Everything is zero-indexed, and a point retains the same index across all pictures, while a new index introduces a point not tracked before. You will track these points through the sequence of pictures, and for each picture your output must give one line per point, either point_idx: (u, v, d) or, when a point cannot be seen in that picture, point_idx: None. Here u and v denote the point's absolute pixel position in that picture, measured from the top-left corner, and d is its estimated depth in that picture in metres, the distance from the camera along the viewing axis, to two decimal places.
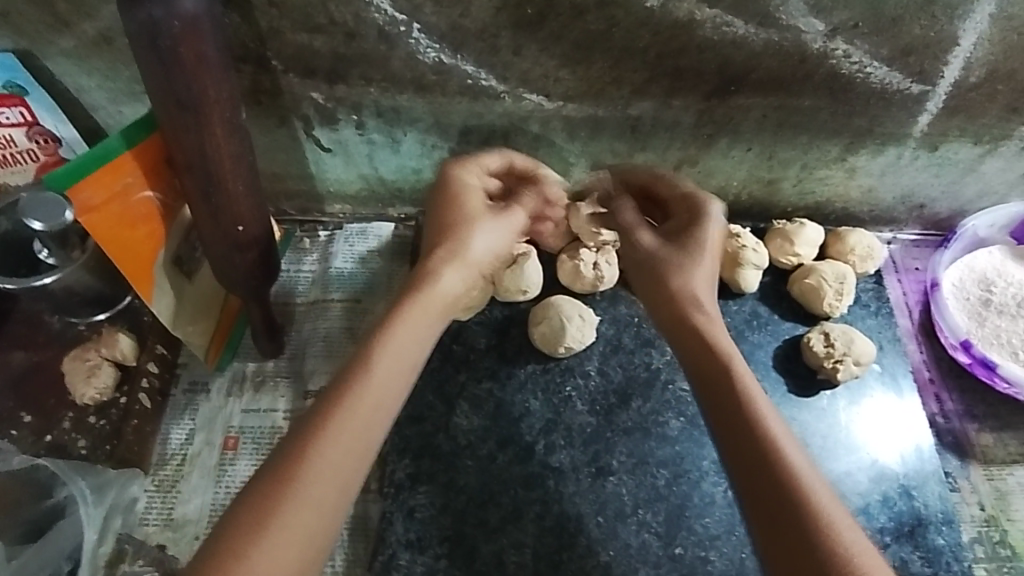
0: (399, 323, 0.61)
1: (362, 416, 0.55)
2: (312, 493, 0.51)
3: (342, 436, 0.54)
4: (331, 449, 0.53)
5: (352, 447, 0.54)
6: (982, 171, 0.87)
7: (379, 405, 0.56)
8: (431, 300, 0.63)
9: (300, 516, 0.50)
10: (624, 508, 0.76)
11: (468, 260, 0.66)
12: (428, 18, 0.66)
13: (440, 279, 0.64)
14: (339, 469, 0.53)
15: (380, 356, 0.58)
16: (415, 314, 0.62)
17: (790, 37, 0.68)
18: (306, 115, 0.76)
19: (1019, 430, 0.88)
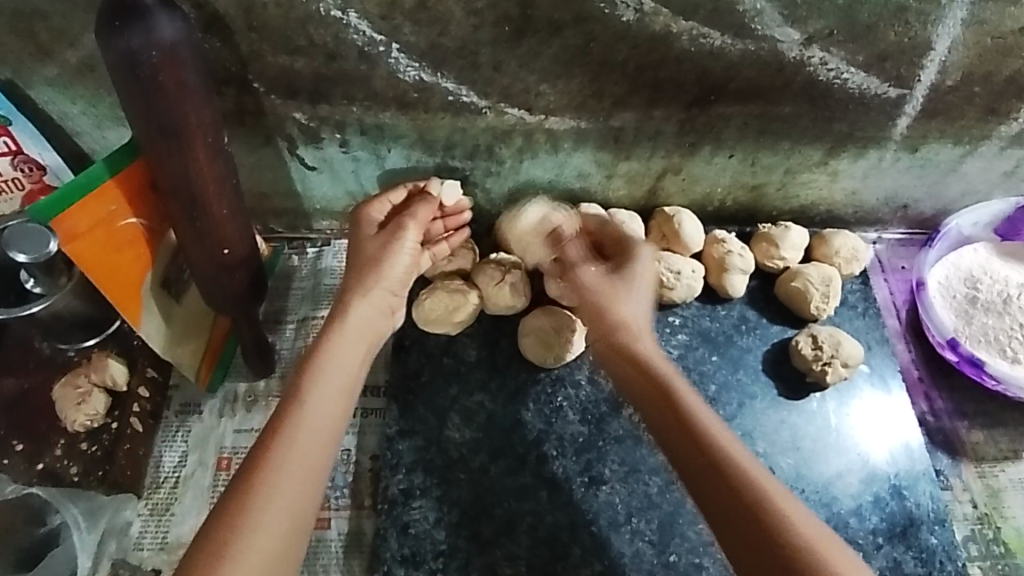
0: (338, 347, 0.67)
1: (311, 433, 0.61)
2: (275, 506, 0.56)
3: (298, 450, 0.60)
4: (289, 462, 0.59)
5: (307, 461, 0.59)
6: (964, 171, 0.87)
7: (320, 416, 0.62)
8: (350, 330, 0.68)
9: (267, 529, 0.55)
10: (617, 517, 0.76)
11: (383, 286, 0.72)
12: (407, 37, 0.66)
13: (352, 310, 0.70)
14: (297, 479, 0.58)
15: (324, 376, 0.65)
16: (348, 340, 0.68)
17: (766, 46, 0.69)
18: (290, 134, 0.77)
19: (1009, 426, 0.89)
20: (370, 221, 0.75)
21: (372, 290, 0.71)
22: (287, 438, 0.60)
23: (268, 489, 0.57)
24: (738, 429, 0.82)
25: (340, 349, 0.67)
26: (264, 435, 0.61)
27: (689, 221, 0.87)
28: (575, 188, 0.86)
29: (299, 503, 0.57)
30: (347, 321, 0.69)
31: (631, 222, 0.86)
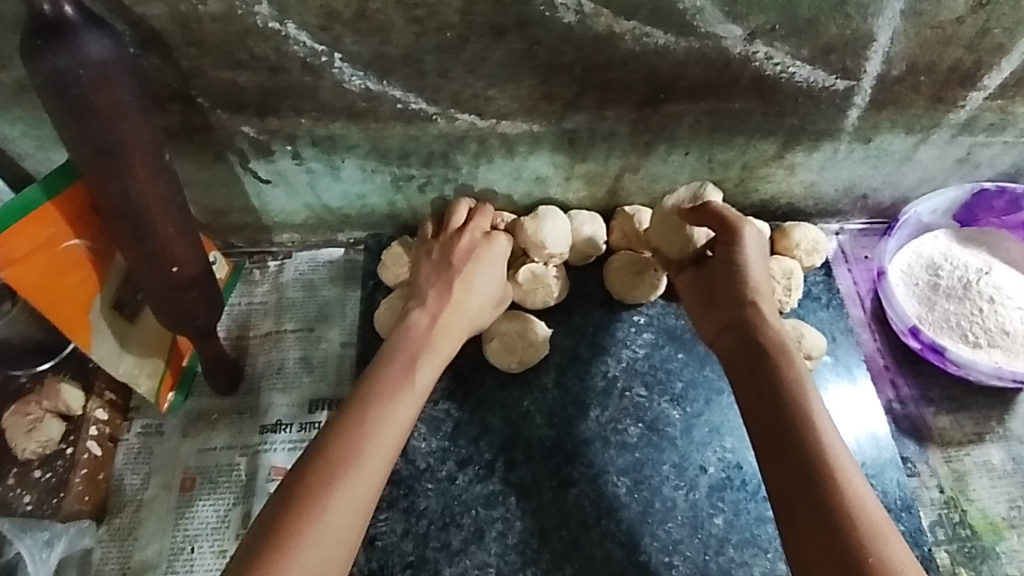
0: (423, 362, 0.70)
1: (391, 438, 0.64)
2: (336, 506, 0.58)
3: (377, 454, 0.62)
4: (366, 463, 0.61)
5: (381, 464, 0.62)
6: (918, 159, 0.88)
7: (404, 426, 0.65)
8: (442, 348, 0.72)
9: (333, 529, 0.57)
10: (586, 519, 0.76)
11: (475, 319, 0.77)
12: (350, 47, 0.66)
13: (447, 329, 0.74)
14: (372, 483, 0.61)
15: (410, 388, 0.68)
16: (439, 356, 0.72)
17: (710, 44, 0.69)
18: (241, 149, 0.76)
19: (973, 410, 0.90)
20: (500, 242, 0.80)
21: (468, 311, 0.76)
22: (364, 439, 0.62)
23: (345, 486, 0.59)
24: (706, 425, 0.82)
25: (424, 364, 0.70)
26: (333, 430, 0.63)
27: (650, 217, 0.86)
28: (535, 191, 0.86)
29: (368, 505, 0.60)
30: (441, 335, 0.73)
31: (591, 223, 0.86)
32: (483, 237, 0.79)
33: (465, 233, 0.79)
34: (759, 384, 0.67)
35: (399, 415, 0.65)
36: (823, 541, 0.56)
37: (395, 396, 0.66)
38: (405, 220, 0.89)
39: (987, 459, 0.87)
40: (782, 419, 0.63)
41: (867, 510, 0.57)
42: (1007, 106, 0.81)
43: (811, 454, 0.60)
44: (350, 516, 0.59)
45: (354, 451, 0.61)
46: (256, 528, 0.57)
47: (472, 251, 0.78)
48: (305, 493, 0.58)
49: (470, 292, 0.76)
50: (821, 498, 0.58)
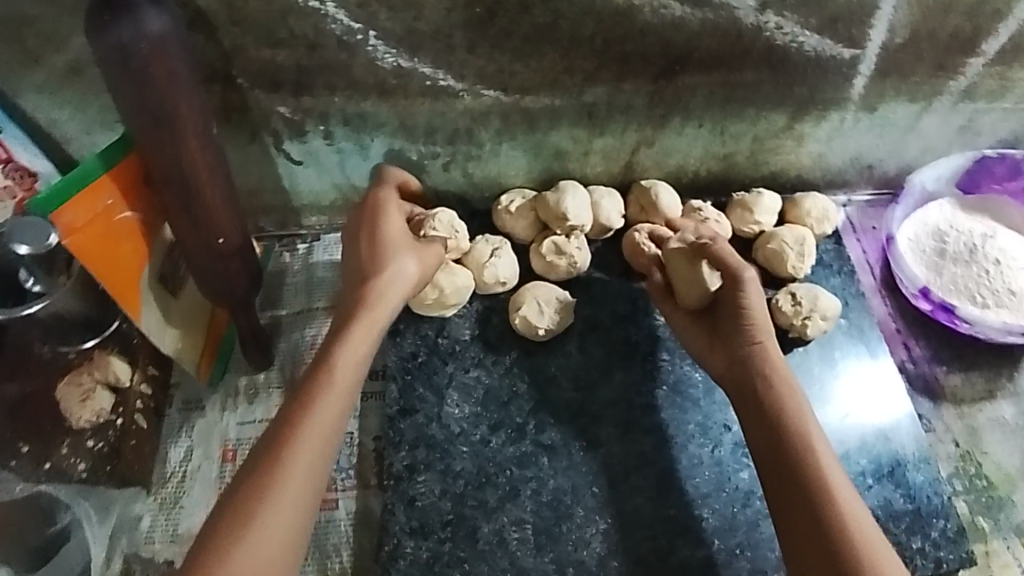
0: (348, 346, 0.70)
1: (323, 426, 0.66)
2: (289, 499, 0.62)
3: (305, 444, 0.64)
4: (300, 458, 0.64)
5: (314, 454, 0.64)
6: (922, 127, 0.92)
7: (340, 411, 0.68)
8: (367, 326, 0.72)
9: (287, 519, 0.62)
10: (616, 476, 0.79)
11: (388, 284, 0.74)
12: (384, 24, 0.69)
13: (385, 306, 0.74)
14: (306, 481, 0.63)
15: (338, 380, 0.68)
16: (359, 336, 0.71)
17: (724, 14, 0.72)
18: (275, 129, 0.80)
19: (984, 368, 0.93)
20: (391, 208, 0.78)
21: (381, 285, 0.74)
22: (298, 432, 0.65)
23: (279, 481, 0.62)
24: None
25: (349, 345, 0.70)
26: (278, 429, 0.65)
27: (665, 189, 0.90)
28: (554, 166, 0.90)
29: (306, 492, 0.63)
30: (360, 313, 0.72)
31: (609, 197, 0.90)
32: (368, 207, 0.78)
33: (359, 208, 0.79)
34: (756, 402, 0.73)
35: (333, 402, 0.67)
36: (814, 536, 0.64)
37: (324, 393, 0.67)
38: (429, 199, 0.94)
39: (999, 414, 0.90)
40: (777, 434, 0.70)
41: (856, 515, 0.65)
42: (1005, 73, 0.84)
43: (803, 465, 0.68)
44: (304, 503, 0.63)
45: (288, 446, 0.64)
46: (213, 516, 0.62)
47: (370, 221, 0.77)
48: (256, 488, 0.62)
49: (377, 260, 0.75)
50: (809, 498, 0.66)
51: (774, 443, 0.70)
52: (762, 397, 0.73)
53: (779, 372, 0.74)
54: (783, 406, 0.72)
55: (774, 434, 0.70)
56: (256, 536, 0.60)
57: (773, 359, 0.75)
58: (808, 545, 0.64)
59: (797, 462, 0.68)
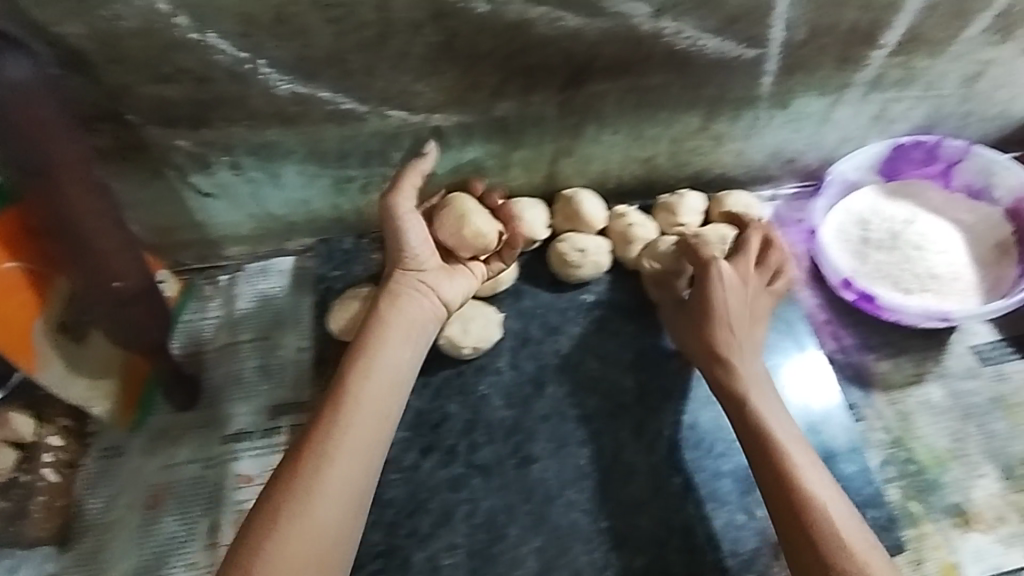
0: (380, 358, 0.72)
1: (362, 436, 0.67)
2: (332, 496, 0.63)
3: (347, 452, 0.66)
4: (345, 457, 0.65)
5: (359, 457, 0.66)
6: (836, 120, 0.93)
7: (372, 412, 0.69)
8: (400, 324, 0.75)
9: (324, 518, 0.62)
10: (551, 491, 0.78)
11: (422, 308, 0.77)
12: (273, 52, 0.66)
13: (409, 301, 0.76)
14: (352, 477, 0.65)
15: (366, 382, 0.70)
16: (387, 352, 0.73)
17: (621, 22, 0.71)
18: (178, 164, 0.77)
19: (913, 352, 0.95)
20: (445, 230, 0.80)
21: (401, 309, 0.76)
22: (341, 440, 0.66)
23: (322, 485, 0.63)
24: (660, 390, 0.85)
25: (380, 360, 0.72)
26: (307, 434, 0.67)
27: (589, 198, 0.90)
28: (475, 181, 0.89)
29: (352, 499, 0.64)
30: (384, 330, 0.74)
31: (533, 208, 0.89)
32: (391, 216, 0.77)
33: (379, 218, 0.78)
34: (729, 403, 0.75)
35: (370, 404, 0.69)
36: (797, 530, 0.65)
37: (356, 395, 0.69)
38: (351, 221, 0.93)
39: (928, 397, 0.92)
40: (749, 431, 0.72)
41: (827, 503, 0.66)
42: (908, 62, 0.86)
43: (775, 459, 0.69)
44: (353, 497, 0.65)
45: (330, 452, 0.65)
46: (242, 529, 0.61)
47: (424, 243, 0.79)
48: (286, 496, 0.62)
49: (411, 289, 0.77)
50: (783, 490, 0.67)
51: (749, 445, 0.72)
52: (731, 397, 0.75)
53: (750, 372, 0.76)
54: (754, 408, 0.74)
55: (747, 430, 0.72)
56: (291, 538, 0.60)
57: (749, 359, 0.77)
58: (792, 536, 0.66)
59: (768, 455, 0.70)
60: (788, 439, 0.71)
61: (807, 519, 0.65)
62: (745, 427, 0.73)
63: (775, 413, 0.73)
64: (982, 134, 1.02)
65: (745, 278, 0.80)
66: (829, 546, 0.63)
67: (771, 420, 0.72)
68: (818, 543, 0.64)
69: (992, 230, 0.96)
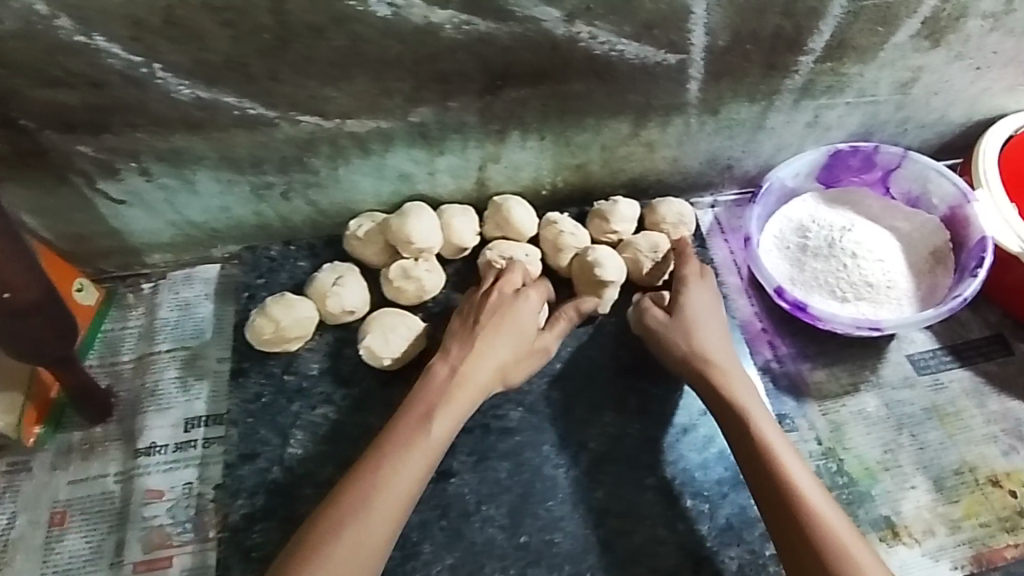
0: (443, 418, 0.70)
1: (406, 491, 0.66)
2: (363, 543, 0.62)
3: (388, 503, 0.65)
4: (381, 503, 0.65)
5: (398, 505, 0.65)
6: (770, 127, 0.91)
7: (423, 466, 0.68)
8: (468, 388, 0.73)
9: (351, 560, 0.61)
10: (467, 507, 0.77)
11: (497, 376, 0.76)
12: (168, 57, 0.64)
13: (478, 369, 0.74)
14: (383, 523, 0.64)
15: (426, 438, 0.69)
16: (456, 416, 0.71)
17: (532, 27, 0.69)
18: (83, 169, 0.75)
19: (849, 362, 0.93)
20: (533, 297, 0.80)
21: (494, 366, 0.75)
22: (375, 487, 0.65)
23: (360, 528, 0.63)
24: (587, 402, 0.84)
25: (443, 421, 0.70)
26: (348, 481, 0.66)
27: (518, 205, 0.88)
28: (403, 188, 0.87)
29: (377, 552, 0.63)
30: (459, 391, 0.72)
31: (461, 216, 0.87)
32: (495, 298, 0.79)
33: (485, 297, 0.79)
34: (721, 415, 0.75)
35: (417, 458, 0.68)
36: (792, 532, 0.65)
37: (407, 448, 0.68)
38: (277, 229, 0.90)
39: (862, 408, 0.90)
40: (742, 443, 0.72)
41: (823, 511, 0.66)
42: (838, 68, 0.84)
43: (767, 469, 0.69)
44: (383, 541, 0.64)
45: (370, 497, 0.65)
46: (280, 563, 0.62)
47: (498, 306, 0.78)
48: (319, 537, 0.62)
49: (489, 358, 0.75)
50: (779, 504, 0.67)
51: (740, 450, 0.72)
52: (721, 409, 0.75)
53: (739, 381, 0.76)
54: (742, 411, 0.74)
55: (741, 443, 0.72)
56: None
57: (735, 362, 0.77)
58: (787, 540, 0.66)
59: (762, 465, 0.70)
60: (779, 447, 0.70)
61: (800, 520, 0.65)
62: (739, 438, 0.73)
63: (764, 421, 0.73)
64: (921, 140, 1.01)
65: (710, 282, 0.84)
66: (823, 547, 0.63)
67: (760, 421, 0.73)
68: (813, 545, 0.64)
69: (928, 237, 0.95)
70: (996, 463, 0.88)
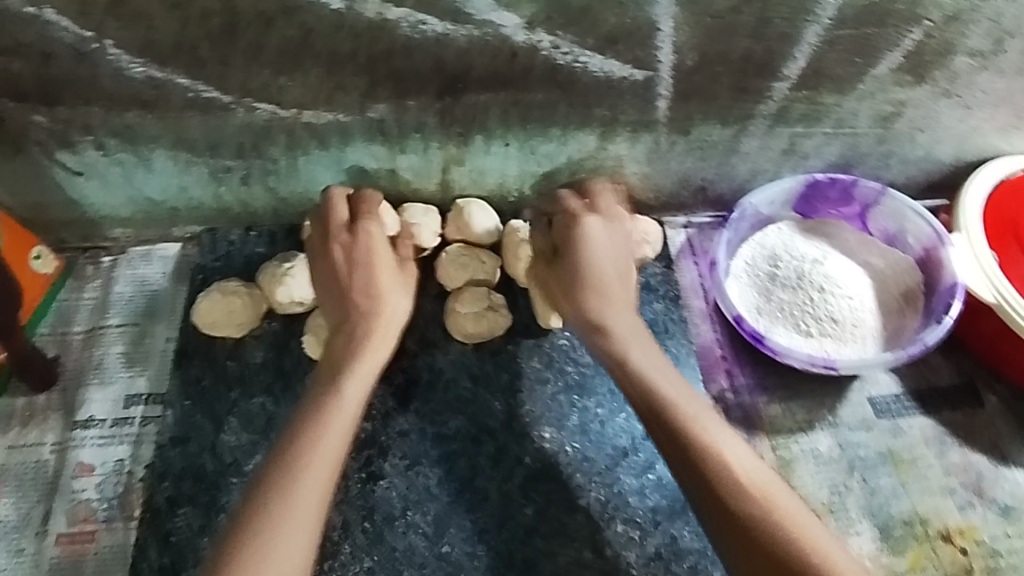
0: (350, 382, 0.70)
1: (327, 459, 0.64)
2: (293, 522, 0.60)
3: (307, 486, 0.62)
4: (308, 477, 0.62)
5: (321, 479, 0.63)
6: (744, 151, 0.89)
7: (341, 436, 0.66)
8: (370, 353, 0.72)
9: (291, 538, 0.59)
10: (392, 511, 0.76)
11: (392, 322, 0.75)
12: (117, 34, 0.65)
13: (373, 334, 0.73)
14: (313, 496, 0.62)
15: (330, 416, 0.67)
16: (359, 381, 0.70)
17: (490, 32, 0.69)
18: (39, 140, 0.76)
19: (807, 398, 0.91)
20: (377, 235, 0.76)
21: (383, 318, 0.74)
22: (297, 463, 0.63)
23: (290, 517, 0.60)
24: (527, 415, 0.82)
25: (345, 394, 0.69)
26: (275, 462, 0.64)
27: (478, 209, 0.87)
28: (364, 184, 0.86)
29: (311, 539, 0.60)
30: (358, 355, 0.72)
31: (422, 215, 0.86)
32: (361, 249, 0.75)
33: (347, 252, 0.75)
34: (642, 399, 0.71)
35: (335, 430, 0.66)
36: (744, 542, 0.61)
37: (317, 426, 0.66)
38: (238, 214, 0.89)
39: (815, 446, 0.88)
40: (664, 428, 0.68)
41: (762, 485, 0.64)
42: (814, 97, 0.82)
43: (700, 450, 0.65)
44: (314, 518, 0.61)
45: (280, 490, 0.61)
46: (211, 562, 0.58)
47: (351, 264, 0.75)
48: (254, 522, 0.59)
49: (380, 318, 0.74)
50: (716, 487, 0.64)
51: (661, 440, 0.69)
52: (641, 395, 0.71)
53: (656, 362, 0.73)
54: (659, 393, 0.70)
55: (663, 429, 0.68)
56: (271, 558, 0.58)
57: (639, 346, 0.74)
58: (738, 552, 0.61)
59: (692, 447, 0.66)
60: (706, 426, 0.67)
61: (750, 522, 0.61)
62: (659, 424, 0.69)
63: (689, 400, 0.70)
64: (907, 176, 0.98)
65: (611, 233, 0.79)
66: (783, 544, 0.60)
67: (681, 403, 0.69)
68: (771, 545, 0.60)
69: (901, 277, 0.93)
70: (949, 517, 0.85)
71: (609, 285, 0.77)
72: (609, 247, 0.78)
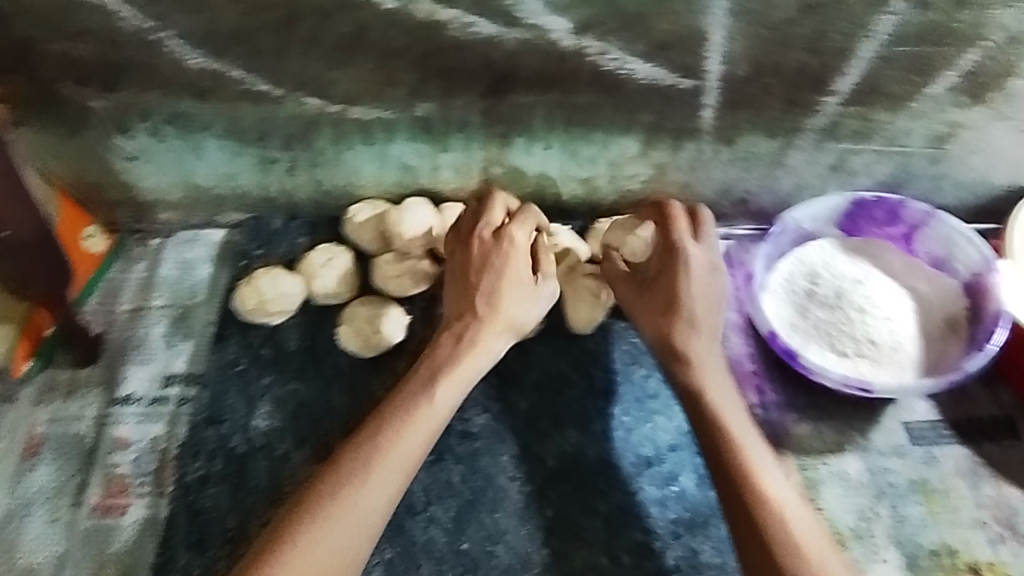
0: (444, 385, 0.71)
1: (396, 467, 0.66)
2: (350, 524, 0.63)
3: (371, 492, 0.64)
4: (371, 483, 0.65)
5: (386, 488, 0.65)
6: (790, 164, 0.87)
7: (414, 446, 0.68)
8: (461, 369, 0.72)
9: (346, 537, 0.62)
10: (415, 504, 0.77)
11: (508, 329, 0.75)
12: (179, 24, 0.68)
13: (484, 346, 0.73)
14: (377, 501, 0.64)
15: (410, 423, 0.68)
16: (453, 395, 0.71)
17: (539, 35, 0.70)
18: (97, 123, 0.79)
19: (837, 420, 0.89)
20: (520, 242, 0.75)
21: (497, 327, 0.74)
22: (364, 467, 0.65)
23: (340, 520, 0.63)
24: (552, 418, 0.83)
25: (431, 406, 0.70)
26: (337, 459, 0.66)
27: None
28: (405, 180, 0.87)
29: (362, 543, 0.63)
30: (456, 366, 0.72)
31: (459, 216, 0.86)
32: (500, 251, 0.75)
33: (485, 248, 0.75)
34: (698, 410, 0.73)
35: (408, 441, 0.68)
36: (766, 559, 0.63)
37: (395, 430, 0.68)
38: (280, 202, 0.91)
39: (843, 470, 0.86)
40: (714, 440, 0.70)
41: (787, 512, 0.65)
42: (866, 113, 0.80)
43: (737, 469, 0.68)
44: (373, 523, 0.64)
45: (344, 488, 0.64)
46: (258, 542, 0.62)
47: (484, 260, 0.75)
48: (309, 515, 0.62)
49: (493, 331, 0.74)
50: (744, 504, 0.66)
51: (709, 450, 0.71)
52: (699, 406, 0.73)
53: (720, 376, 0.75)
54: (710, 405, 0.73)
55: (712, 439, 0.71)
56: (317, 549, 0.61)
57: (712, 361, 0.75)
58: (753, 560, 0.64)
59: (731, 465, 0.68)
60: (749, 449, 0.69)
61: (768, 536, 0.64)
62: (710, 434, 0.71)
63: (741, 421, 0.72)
64: (959, 200, 0.95)
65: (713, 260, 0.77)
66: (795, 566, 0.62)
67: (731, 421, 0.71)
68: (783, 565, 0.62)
69: (945, 303, 0.90)
70: (981, 553, 0.82)
71: (700, 306, 0.76)
72: (710, 277, 0.76)
